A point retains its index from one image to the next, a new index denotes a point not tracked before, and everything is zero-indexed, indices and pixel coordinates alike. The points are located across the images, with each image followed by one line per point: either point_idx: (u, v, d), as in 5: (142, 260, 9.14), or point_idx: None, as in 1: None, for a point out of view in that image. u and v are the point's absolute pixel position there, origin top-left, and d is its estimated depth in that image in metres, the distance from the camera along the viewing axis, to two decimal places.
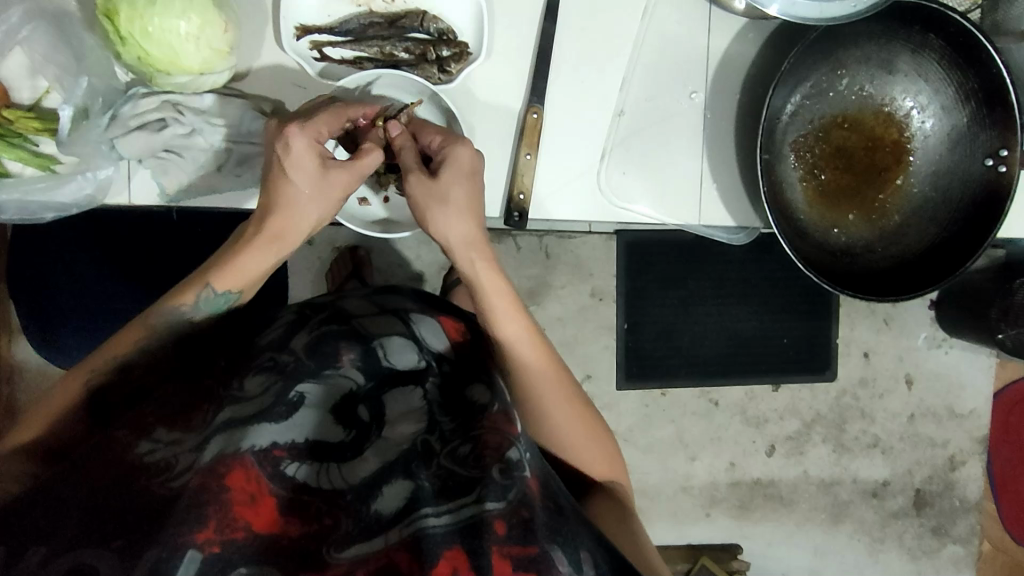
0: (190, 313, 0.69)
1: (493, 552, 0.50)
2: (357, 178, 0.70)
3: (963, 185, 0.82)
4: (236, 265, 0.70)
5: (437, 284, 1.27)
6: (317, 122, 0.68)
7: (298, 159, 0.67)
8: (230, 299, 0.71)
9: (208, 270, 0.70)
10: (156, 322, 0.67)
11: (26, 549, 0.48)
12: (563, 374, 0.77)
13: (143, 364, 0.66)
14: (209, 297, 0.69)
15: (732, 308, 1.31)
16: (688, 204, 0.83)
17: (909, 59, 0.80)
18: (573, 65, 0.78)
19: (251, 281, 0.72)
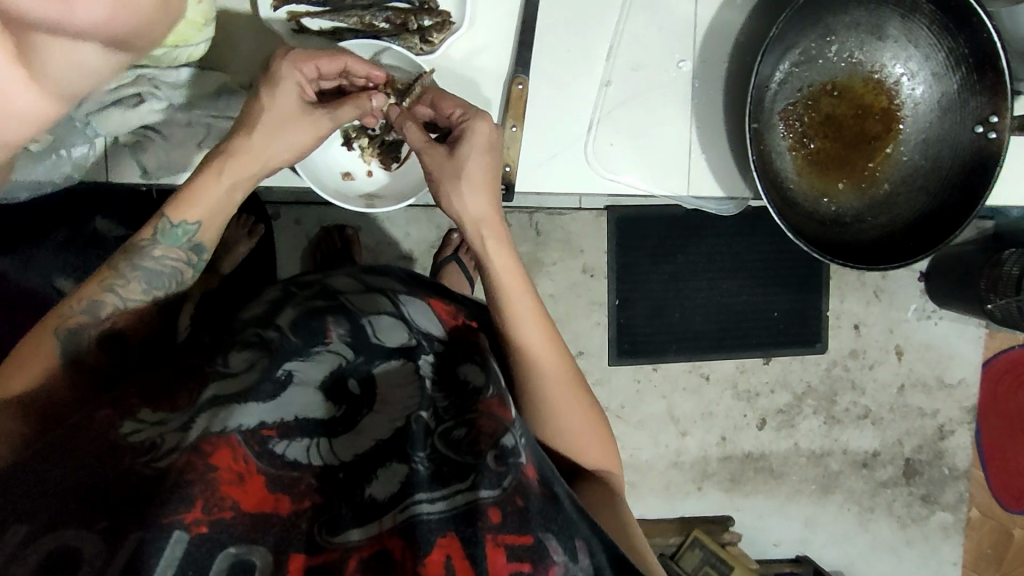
0: (150, 249, 0.67)
1: (487, 541, 0.51)
2: (330, 122, 0.70)
3: (953, 153, 0.81)
4: (191, 190, 0.67)
5: (427, 262, 1.26)
6: (309, 54, 0.67)
7: (277, 85, 0.67)
8: (189, 231, 0.68)
9: (167, 203, 0.68)
10: (121, 261, 0.66)
11: (8, 527, 0.47)
12: (561, 350, 0.76)
13: (126, 315, 0.66)
14: (165, 228, 0.67)
15: (723, 283, 1.31)
16: (677, 175, 0.82)
17: (899, 25, 0.79)
18: (559, 36, 0.77)
19: (213, 211, 0.68)
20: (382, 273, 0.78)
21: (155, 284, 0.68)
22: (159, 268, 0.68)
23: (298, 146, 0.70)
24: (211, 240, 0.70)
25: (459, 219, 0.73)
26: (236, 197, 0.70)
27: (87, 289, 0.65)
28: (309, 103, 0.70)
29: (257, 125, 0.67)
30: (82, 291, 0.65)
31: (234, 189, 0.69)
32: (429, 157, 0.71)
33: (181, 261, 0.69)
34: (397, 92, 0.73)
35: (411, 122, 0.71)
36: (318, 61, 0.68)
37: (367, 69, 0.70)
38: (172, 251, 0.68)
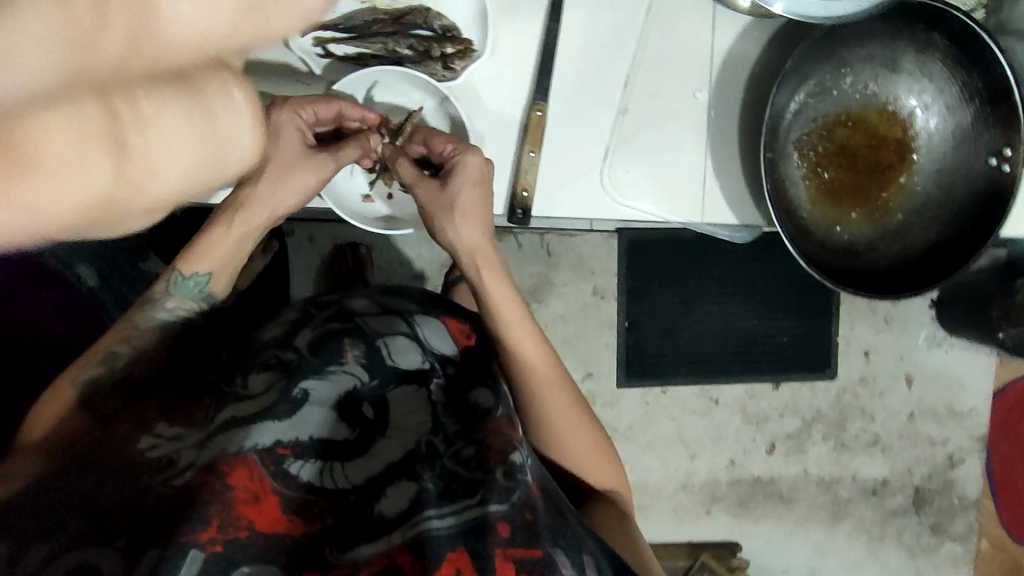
0: (162, 301, 0.68)
1: (497, 554, 0.53)
2: (333, 163, 0.73)
3: (966, 184, 0.82)
4: (201, 245, 0.71)
5: (438, 281, 1.27)
6: (304, 101, 0.70)
7: (279, 132, 0.68)
8: (200, 283, 0.71)
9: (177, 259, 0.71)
10: (139, 320, 0.66)
11: (30, 545, 0.45)
12: (561, 374, 0.77)
13: (139, 361, 0.63)
14: (178, 281, 0.70)
15: (733, 307, 1.31)
16: (692, 202, 0.83)
17: (913, 59, 0.81)
18: (577, 65, 0.78)
19: (222, 263, 0.72)
20: (399, 292, 0.79)
21: (170, 331, 0.67)
22: (172, 318, 0.68)
23: (303, 190, 0.72)
24: (221, 288, 0.73)
25: (451, 250, 0.76)
26: (244, 248, 0.74)
27: (103, 343, 0.64)
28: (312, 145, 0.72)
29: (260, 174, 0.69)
30: (100, 346, 0.64)
31: (243, 240, 0.73)
32: (422, 190, 0.74)
33: (193, 312, 0.70)
34: (390, 131, 0.77)
35: (402, 158, 0.75)
36: (315, 106, 0.71)
37: (359, 112, 0.74)
38: (184, 304, 0.70)
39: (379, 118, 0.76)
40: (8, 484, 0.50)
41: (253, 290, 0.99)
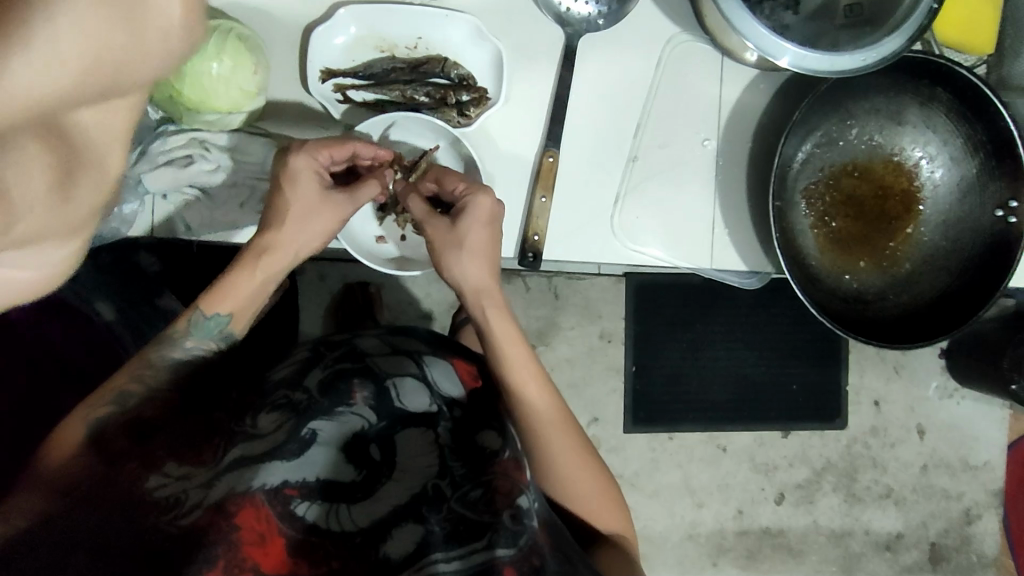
0: (181, 340, 0.69)
1: None
2: (351, 205, 0.73)
3: (973, 235, 0.82)
4: (222, 287, 0.70)
5: (447, 322, 1.27)
6: (318, 145, 0.70)
7: (296, 177, 0.70)
8: (221, 323, 0.71)
9: (198, 298, 0.71)
10: (153, 356, 0.67)
11: None
12: (564, 414, 0.76)
13: (152, 402, 0.63)
14: (199, 321, 0.70)
15: (741, 353, 1.31)
16: (701, 248, 0.84)
17: (917, 112, 0.82)
18: (587, 114, 0.80)
19: (243, 304, 0.72)
20: (407, 333, 0.80)
21: (183, 371, 0.67)
22: (188, 358, 0.68)
23: (325, 232, 0.73)
24: (242, 328, 0.73)
25: (458, 288, 0.75)
26: (265, 288, 0.74)
27: (116, 381, 0.64)
28: (330, 186, 0.72)
29: (284, 219, 0.71)
30: (112, 384, 0.64)
31: (265, 284, 0.73)
32: (432, 227, 0.74)
33: (211, 353, 0.71)
34: (403, 168, 0.78)
35: (414, 196, 0.75)
36: (329, 148, 0.71)
37: (373, 152, 0.73)
38: (203, 345, 0.70)
39: (390, 155, 0.76)
40: (12, 522, 0.50)
41: (265, 328, 0.99)
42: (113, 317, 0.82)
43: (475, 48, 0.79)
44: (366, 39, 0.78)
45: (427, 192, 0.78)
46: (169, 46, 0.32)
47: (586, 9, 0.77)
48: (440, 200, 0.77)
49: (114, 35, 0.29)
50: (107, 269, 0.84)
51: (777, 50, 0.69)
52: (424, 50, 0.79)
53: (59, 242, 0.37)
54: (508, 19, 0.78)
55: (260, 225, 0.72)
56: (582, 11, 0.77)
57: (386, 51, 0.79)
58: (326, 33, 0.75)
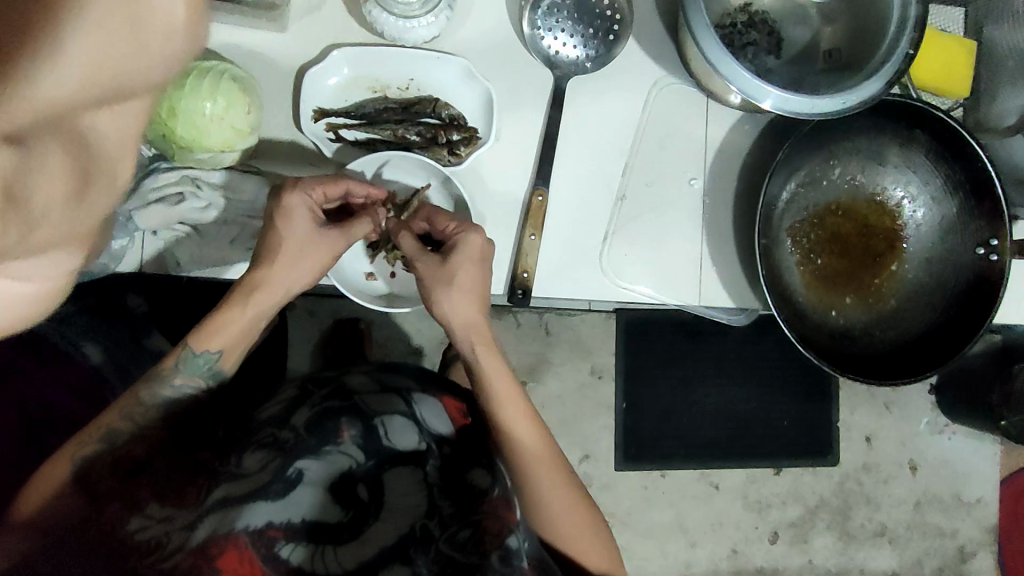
0: (171, 377, 0.67)
1: None
2: (345, 242, 0.72)
3: (956, 272, 0.84)
4: (214, 324, 0.69)
5: (437, 358, 1.27)
6: (310, 182, 0.70)
7: (291, 215, 0.70)
8: (211, 360, 0.69)
9: (189, 334, 0.70)
10: (144, 395, 0.66)
11: None
12: (554, 452, 0.76)
13: (141, 441, 0.63)
14: (189, 358, 0.68)
15: (732, 390, 1.31)
16: (689, 286, 0.84)
17: (898, 152, 0.84)
18: (576, 154, 0.82)
19: (234, 340, 0.71)
20: (396, 368, 0.79)
21: (172, 410, 0.66)
22: (178, 396, 0.67)
23: (315, 268, 0.72)
24: (231, 365, 0.72)
25: (447, 324, 0.75)
26: (255, 324, 0.73)
27: (105, 419, 0.63)
28: (323, 223, 0.72)
29: (277, 256, 0.70)
30: (102, 421, 0.63)
31: (256, 318, 0.72)
32: (422, 264, 0.74)
33: (200, 390, 0.69)
34: (396, 206, 0.79)
35: (405, 232, 0.75)
36: (324, 186, 0.71)
37: (366, 190, 0.74)
38: (192, 381, 0.69)
39: (381, 194, 0.76)
40: None
41: (253, 365, 0.98)
42: (100, 358, 0.81)
43: (465, 89, 0.80)
44: (358, 80, 0.79)
45: (419, 230, 0.79)
46: (176, 45, 0.30)
47: (574, 52, 0.80)
48: (431, 238, 0.78)
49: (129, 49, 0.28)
50: (94, 311, 0.83)
51: (759, 93, 0.70)
52: (416, 91, 0.81)
53: (71, 243, 0.35)
54: (499, 63, 0.80)
55: (253, 260, 0.71)
56: (571, 54, 0.80)
57: (379, 92, 0.80)
58: (318, 76, 0.77)
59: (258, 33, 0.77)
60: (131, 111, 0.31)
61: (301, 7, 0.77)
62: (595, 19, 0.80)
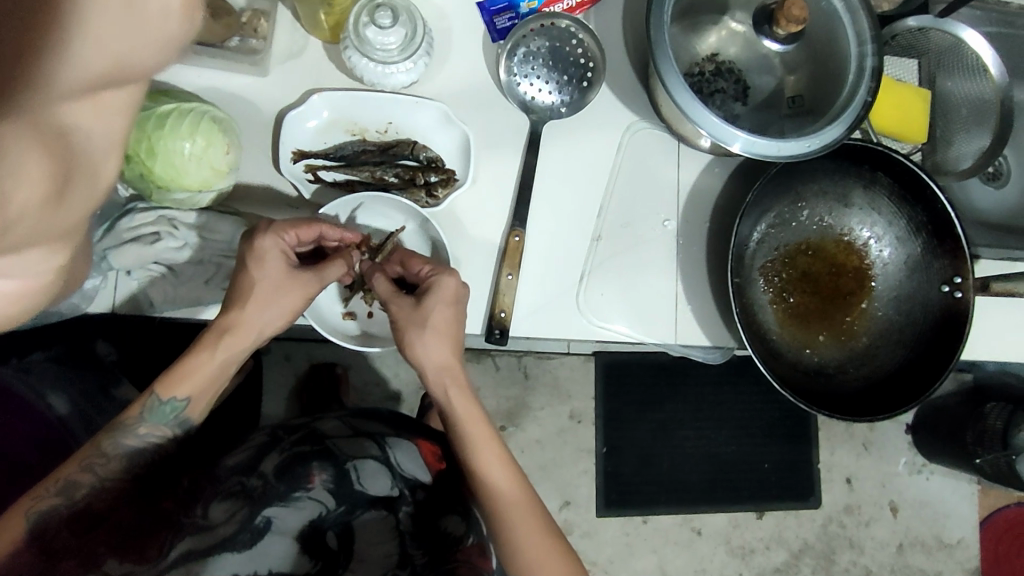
0: (136, 427, 0.65)
1: None
2: (319, 284, 0.71)
3: (924, 309, 0.86)
4: (183, 369, 0.67)
5: (414, 403, 1.25)
6: (283, 226, 0.69)
7: (263, 258, 0.68)
8: (178, 408, 0.67)
9: (156, 381, 0.67)
10: (107, 447, 0.63)
11: None
12: (530, 497, 0.74)
13: (102, 493, 0.62)
14: (154, 406, 0.66)
15: (711, 432, 1.31)
16: (665, 325, 0.85)
17: (862, 194, 0.87)
18: (551, 195, 0.83)
19: (202, 387, 0.69)
20: (370, 413, 0.81)
21: (138, 462, 0.65)
22: (142, 446, 0.65)
23: (288, 311, 0.70)
24: (199, 414, 0.70)
25: (421, 367, 0.74)
26: (226, 370, 0.71)
27: (64, 470, 0.61)
28: (296, 264, 0.71)
29: (246, 298, 0.68)
30: (60, 472, 0.61)
31: (226, 365, 0.70)
32: (396, 306, 0.73)
33: (165, 440, 0.67)
34: (370, 249, 0.80)
35: (379, 274, 0.75)
36: (297, 229, 0.70)
37: (340, 233, 0.74)
38: (158, 430, 0.67)
39: (355, 236, 0.76)
40: None
41: (224, 411, 0.96)
42: (67, 410, 0.78)
43: (442, 132, 0.82)
44: (337, 123, 0.81)
45: (393, 274, 0.79)
46: (170, 27, 0.31)
47: (549, 98, 0.82)
48: (405, 281, 0.78)
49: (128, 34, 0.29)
50: (62, 360, 0.82)
51: (729, 136, 0.73)
52: (395, 135, 0.82)
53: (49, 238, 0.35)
54: (475, 108, 0.82)
55: (223, 304, 0.70)
56: (546, 100, 0.82)
57: (358, 134, 0.82)
58: (297, 118, 0.78)
59: (239, 78, 0.78)
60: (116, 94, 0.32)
61: (282, 52, 0.79)
62: (569, 66, 0.82)
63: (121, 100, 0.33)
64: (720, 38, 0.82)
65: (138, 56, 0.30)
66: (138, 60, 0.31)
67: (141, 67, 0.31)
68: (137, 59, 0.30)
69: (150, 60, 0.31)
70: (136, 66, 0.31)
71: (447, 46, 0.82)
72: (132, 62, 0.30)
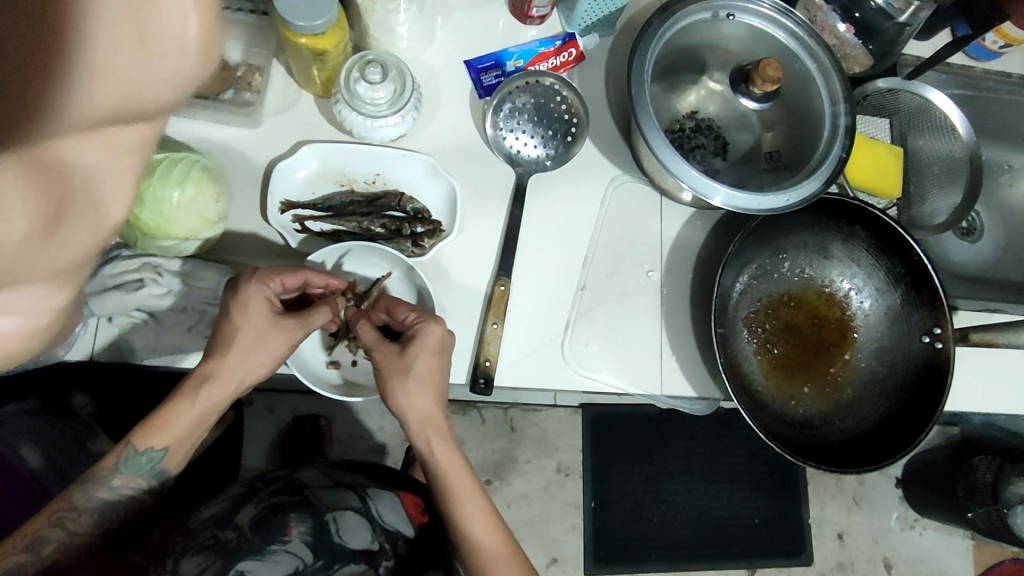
0: (109, 478, 0.64)
1: None
2: (303, 330, 0.71)
3: (906, 360, 0.86)
4: (159, 419, 0.65)
5: (399, 456, 1.22)
6: (268, 273, 0.70)
7: (247, 304, 0.68)
8: (154, 459, 0.65)
9: (133, 430, 0.66)
10: (80, 501, 0.62)
11: None
12: (515, 552, 0.72)
13: (69, 551, 0.60)
14: (130, 457, 0.64)
15: (701, 486, 1.30)
16: (650, 376, 0.85)
17: (841, 246, 0.89)
18: (536, 246, 0.84)
19: (182, 437, 0.67)
20: (351, 463, 0.81)
21: (110, 517, 0.64)
22: (116, 499, 0.64)
23: (272, 357, 0.70)
24: (177, 465, 0.67)
25: (403, 416, 0.73)
26: (206, 420, 0.69)
27: (33, 525, 0.60)
28: (281, 311, 0.71)
29: (229, 345, 0.68)
30: (27, 528, 0.60)
31: (207, 413, 0.68)
32: (381, 354, 0.73)
33: (140, 492, 0.66)
34: (356, 296, 0.79)
35: (364, 321, 0.75)
36: (282, 276, 0.71)
37: (325, 279, 0.74)
38: (133, 482, 0.65)
39: (341, 283, 0.77)
40: None
41: (203, 464, 0.94)
42: (39, 464, 0.77)
43: (430, 184, 0.83)
44: (325, 175, 0.82)
45: (379, 320, 0.79)
46: (186, 64, 0.28)
47: (534, 151, 0.85)
48: (391, 328, 0.77)
49: (129, 61, 0.26)
50: (38, 413, 0.80)
51: (710, 190, 0.75)
52: (382, 187, 0.84)
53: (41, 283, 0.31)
54: (463, 160, 0.84)
55: (205, 351, 0.69)
56: (531, 154, 0.85)
57: (346, 186, 0.83)
58: (287, 169, 0.79)
59: (231, 130, 0.80)
60: (125, 135, 0.29)
61: (275, 105, 0.81)
62: (554, 121, 0.85)
63: (131, 142, 0.30)
64: (700, 97, 0.86)
65: (148, 90, 0.27)
66: (149, 94, 0.28)
67: (153, 103, 0.28)
68: (147, 91, 0.28)
69: (163, 97, 0.28)
70: (145, 102, 0.28)
71: (436, 102, 0.84)
72: (143, 101, 0.28)
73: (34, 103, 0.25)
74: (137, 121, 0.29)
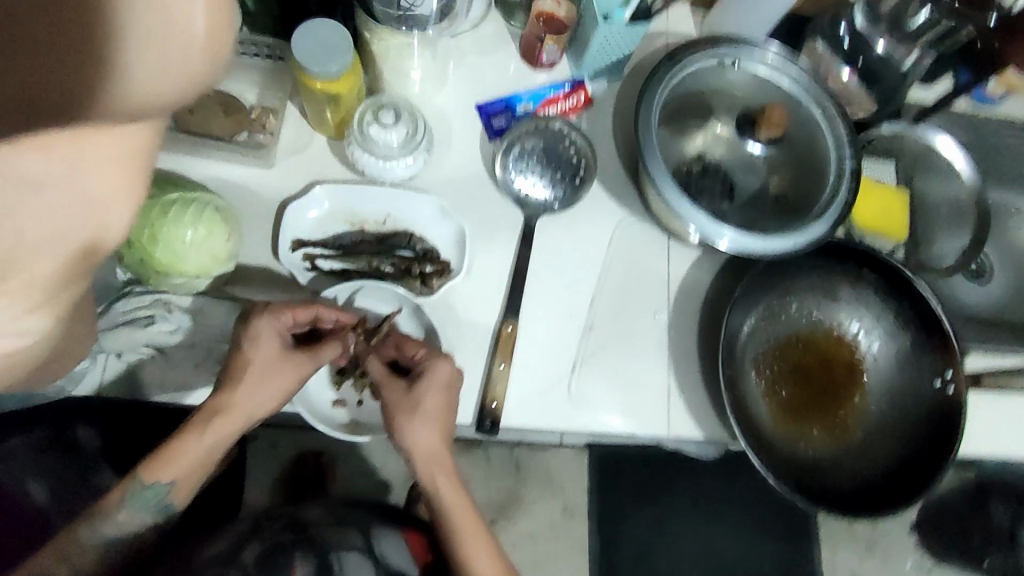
0: (114, 514, 0.64)
1: None
2: (313, 364, 0.71)
3: (918, 404, 0.85)
4: (167, 452, 0.65)
5: (403, 494, 1.21)
6: (280, 307, 0.70)
7: (258, 338, 0.69)
8: (160, 493, 0.65)
9: (141, 465, 0.66)
10: (86, 538, 0.63)
11: None
12: None
13: None
14: (136, 491, 0.65)
15: (712, 529, 1.26)
16: (658, 417, 0.84)
17: (849, 289, 0.89)
18: (543, 287, 0.85)
19: (189, 472, 0.67)
20: (357, 503, 0.82)
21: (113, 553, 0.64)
22: (122, 535, 0.65)
23: (279, 393, 0.70)
24: (183, 499, 0.67)
25: (409, 453, 0.72)
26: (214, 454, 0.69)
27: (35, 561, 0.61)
28: (291, 346, 0.71)
29: (239, 378, 0.68)
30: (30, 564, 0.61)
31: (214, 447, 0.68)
32: (389, 390, 0.73)
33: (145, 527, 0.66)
34: (366, 331, 0.77)
35: (372, 357, 0.76)
36: (294, 310, 0.70)
37: (337, 314, 0.74)
38: (139, 518, 0.65)
39: (352, 318, 0.75)
40: None
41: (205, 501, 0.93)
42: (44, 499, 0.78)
43: (440, 224, 0.84)
44: (337, 213, 0.83)
45: (388, 356, 0.78)
46: (194, 54, 0.35)
47: (542, 193, 0.86)
48: (400, 365, 0.77)
49: (151, 52, 0.34)
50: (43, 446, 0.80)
51: (717, 233, 0.75)
52: (392, 226, 0.84)
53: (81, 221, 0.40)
54: (471, 200, 0.85)
55: (215, 385, 0.69)
56: (539, 195, 0.85)
57: (356, 224, 0.83)
58: (298, 209, 0.81)
59: (245, 169, 0.81)
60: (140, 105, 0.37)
61: (289, 146, 0.83)
62: (562, 165, 0.86)
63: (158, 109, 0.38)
64: (709, 140, 0.86)
65: (166, 80, 0.36)
66: (167, 83, 0.36)
67: (165, 86, 0.36)
68: (164, 82, 0.36)
69: (176, 83, 0.36)
70: (157, 86, 0.36)
71: (446, 143, 0.86)
72: (156, 87, 0.36)
73: (83, 92, 0.34)
74: (161, 102, 0.37)
